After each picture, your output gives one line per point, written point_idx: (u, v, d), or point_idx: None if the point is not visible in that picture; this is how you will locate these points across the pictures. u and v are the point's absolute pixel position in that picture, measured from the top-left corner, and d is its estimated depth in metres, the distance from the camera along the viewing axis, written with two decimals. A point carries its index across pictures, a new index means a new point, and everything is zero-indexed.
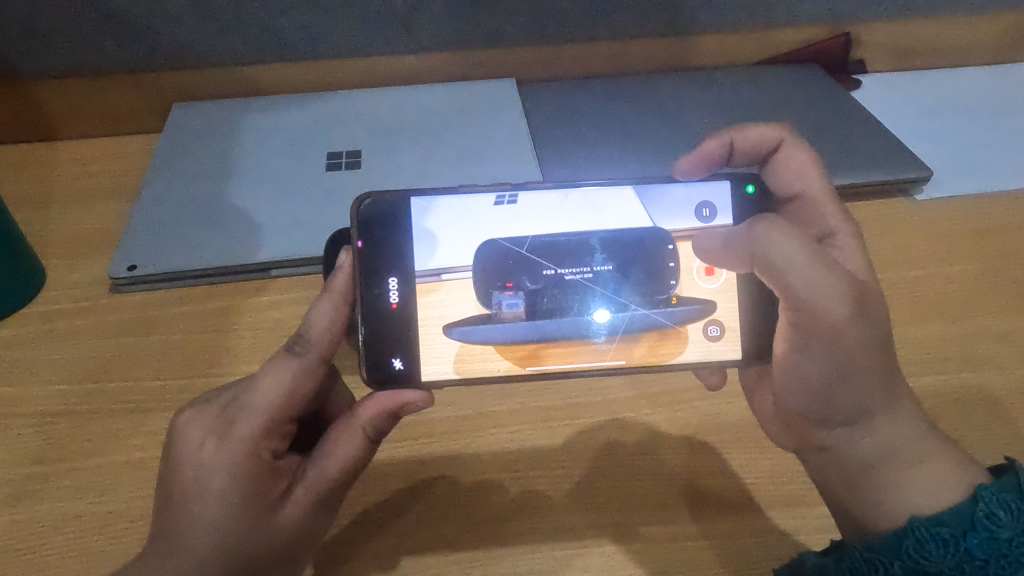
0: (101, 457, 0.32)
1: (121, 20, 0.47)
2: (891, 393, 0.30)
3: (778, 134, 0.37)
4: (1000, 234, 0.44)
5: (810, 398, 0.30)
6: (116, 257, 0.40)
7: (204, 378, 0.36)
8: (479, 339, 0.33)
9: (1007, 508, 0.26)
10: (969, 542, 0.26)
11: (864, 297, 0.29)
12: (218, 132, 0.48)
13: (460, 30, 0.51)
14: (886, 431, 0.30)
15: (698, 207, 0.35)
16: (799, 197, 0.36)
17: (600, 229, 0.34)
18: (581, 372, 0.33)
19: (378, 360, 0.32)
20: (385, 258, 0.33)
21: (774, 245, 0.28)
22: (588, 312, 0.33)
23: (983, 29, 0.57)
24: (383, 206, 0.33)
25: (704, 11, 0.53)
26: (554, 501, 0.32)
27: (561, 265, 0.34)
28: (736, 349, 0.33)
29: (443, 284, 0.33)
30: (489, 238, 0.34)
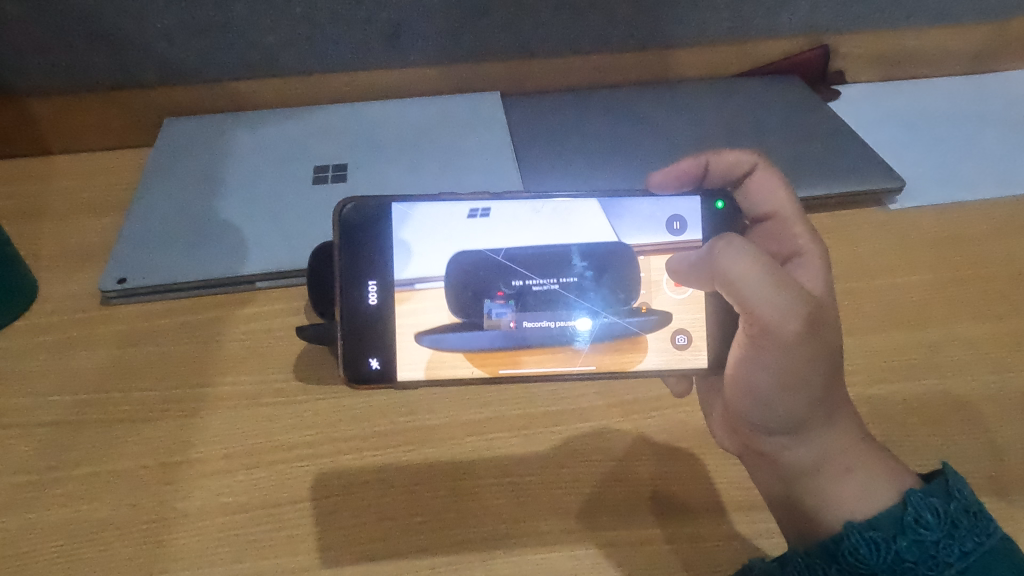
0: (87, 466, 0.33)
1: (112, 38, 0.48)
2: (832, 406, 0.32)
3: (749, 159, 0.38)
4: (972, 242, 0.45)
5: (757, 405, 0.32)
6: (106, 271, 0.41)
7: (187, 388, 0.36)
8: (450, 347, 0.34)
9: (933, 511, 0.28)
10: (899, 545, 0.28)
11: (818, 319, 0.30)
12: (208, 146, 0.49)
13: (445, 43, 0.53)
14: (821, 441, 0.32)
15: (668, 220, 0.36)
16: (772, 216, 0.37)
17: (568, 243, 0.35)
18: (557, 375, 0.34)
19: (355, 357, 0.33)
20: (365, 261, 0.34)
21: (732, 263, 0.30)
22: (563, 317, 0.35)
23: (959, 39, 0.58)
24: (365, 212, 0.33)
25: (684, 24, 0.54)
26: (528, 507, 0.32)
27: (532, 276, 0.35)
28: (703, 357, 0.34)
29: (416, 293, 0.34)
30: (461, 250, 0.35)
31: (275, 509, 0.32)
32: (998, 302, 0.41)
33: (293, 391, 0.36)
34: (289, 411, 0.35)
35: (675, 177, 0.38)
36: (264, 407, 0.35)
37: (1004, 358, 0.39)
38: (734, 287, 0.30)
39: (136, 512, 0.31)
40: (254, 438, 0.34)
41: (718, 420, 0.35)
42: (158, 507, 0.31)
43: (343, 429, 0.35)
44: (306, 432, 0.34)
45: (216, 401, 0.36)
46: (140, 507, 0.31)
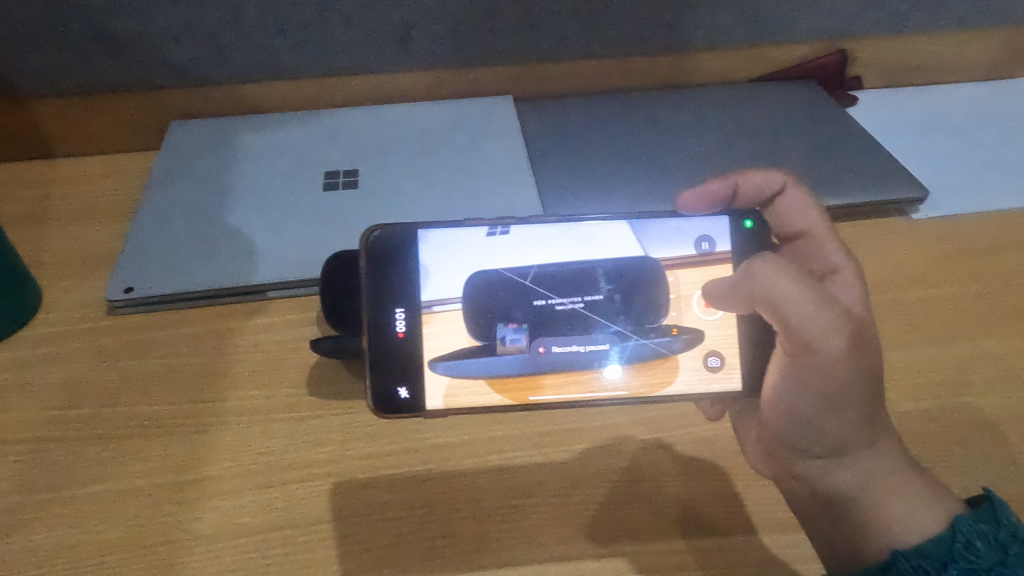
0: (94, 485, 0.32)
1: (118, 40, 0.47)
2: (874, 426, 0.31)
3: (779, 179, 0.37)
4: (998, 255, 0.44)
5: (795, 428, 0.32)
6: (112, 280, 0.40)
7: (196, 404, 0.35)
8: (466, 373, 0.33)
9: (983, 538, 0.28)
10: (950, 574, 0.27)
11: (857, 332, 0.30)
12: (215, 150, 0.48)
13: (458, 47, 0.51)
14: (865, 463, 0.31)
15: (697, 239, 0.35)
16: (805, 234, 0.36)
17: (594, 261, 0.35)
18: (586, 401, 0.33)
19: (383, 387, 0.32)
20: (394, 289, 0.33)
21: (770, 280, 0.29)
22: (590, 341, 0.34)
23: (979, 46, 0.57)
24: (391, 238, 0.33)
25: (700, 29, 0.53)
26: (550, 529, 0.31)
27: (554, 295, 0.34)
28: (737, 381, 0.33)
29: (435, 316, 0.33)
30: (478, 270, 0.34)
31: (289, 531, 0.30)
32: None
33: (306, 406, 0.35)
34: (302, 427, 0.34)
35: (703, 198, 0.38)
36: (277, 423, 0.34)
37: None
38: (774, 305, 0.29)
39: (145, 533, 0.30)
40: (267, 456, 0.33)
41: (752, 440, 0.34)
42: (168, 528, 0.30)
43: (360, 448, 0.33)
44: (320, 449, 0.33)
45: (227, 418, 0.35)
46: (149, 528, 0.30)
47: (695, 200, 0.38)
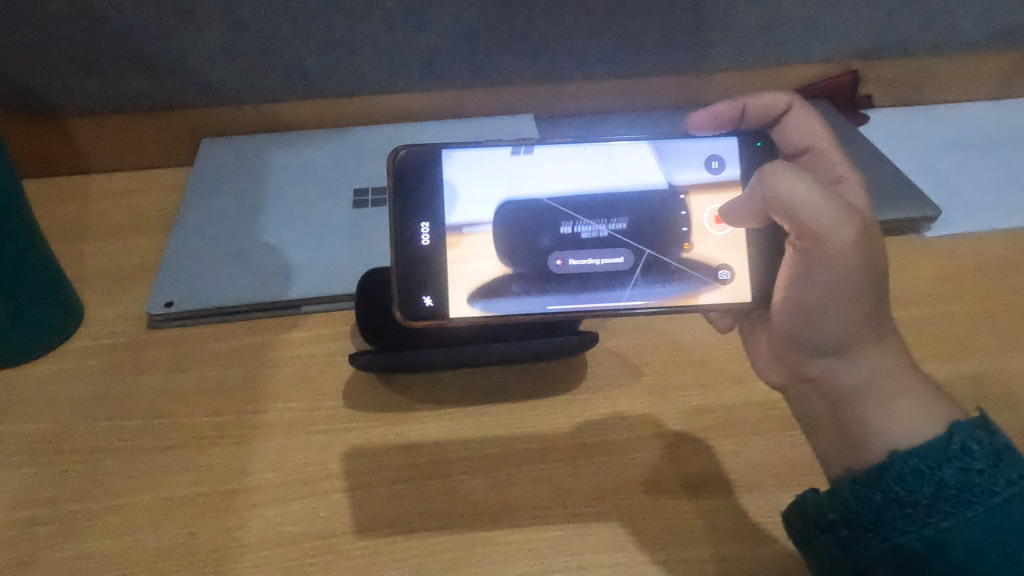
0: (143, 495, 0.33)
1: (153, 61, 0.48)
2: (879, 326, 0.33)
3: (785, 100, 0.40)
4: (1007, 272, 0.45)
5: (803, 325, 0.34)
6: (152, 294, 0.41)
7: (238, 415, 0.37)
8: (502, 311, 0.35)
9: (977, 441, 0.28)
10: (944, 472, 0.28)
11: (867, 233, 0.31)
12: (246, 167, 0.50)
13: (481, 69, 0.53)
14: (870, 360, 0.33)
15: (707, 159, 0.37)
16: (809, 150, 0.40)
17: (618, 186, 0.36)
18: (602, 312, 0.34)
19: (409, 298, 0.34)
20: (417, 201, 0.34)
21: (781, 181, 0.31)
22: (607, 255, 0.36)
23: (986, 66, 0.59)
24: (416, 156, 0.34)
25: (716, 51, 0.55)
26: (584, 539, 0.32)
27: (578, 221, 0.36)
28: (747, 293, 0.36)
29: (464, 237, 0.35)
30: (507, 197, 0.35)
31: (332, 539, 0.32)
32: None
33: (345, 418, 0.37)
34: (340, 438, 0.36)
35: (713, 119, 0.40)
36: (317, 434, 0.36)
37: None
38: (787, 202, 0.31)
39: (194, 541, 0.32)
40: (309, 467, 0.34)
41: (764, 354, 0.38)
42: (217, 536, 0.32)
43: (397, 459, 0.35)
44: (359, 460, 0.35)
45: (268, 429, 0.36)
46: (198, 536, 0.32)
47: (703, 120, 0.39)
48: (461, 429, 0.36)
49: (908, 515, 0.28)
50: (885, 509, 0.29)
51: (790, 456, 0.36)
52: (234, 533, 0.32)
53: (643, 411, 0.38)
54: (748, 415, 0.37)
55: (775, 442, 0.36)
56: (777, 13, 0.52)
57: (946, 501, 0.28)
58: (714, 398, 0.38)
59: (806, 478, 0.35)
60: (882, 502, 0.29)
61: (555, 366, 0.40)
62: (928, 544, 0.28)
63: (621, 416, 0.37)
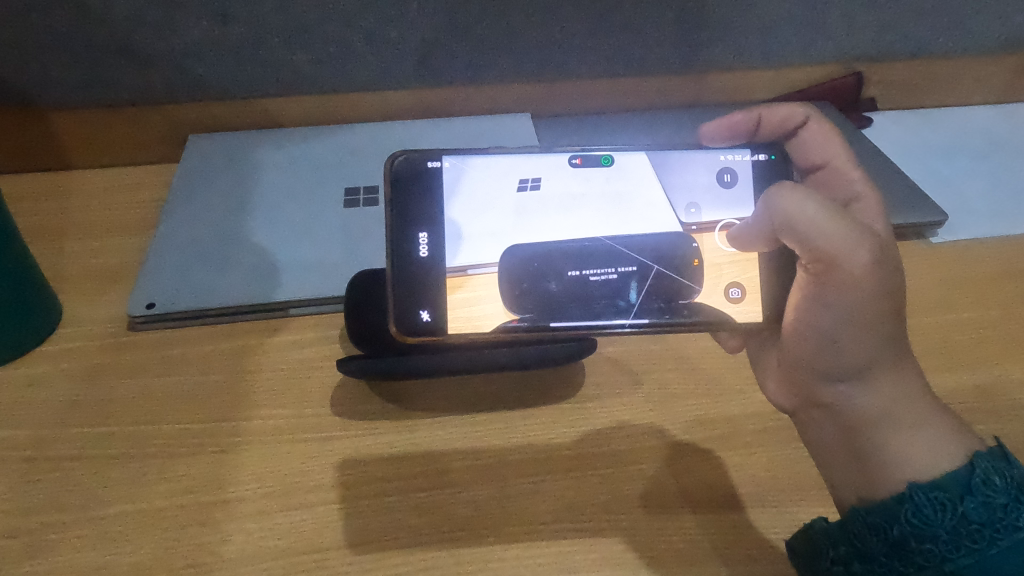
0: (118, 507, 0.32)
1: (139, 54, 0.47)
2: (897, 352, 0.32)
3: (801, 113, 0.40)
4: (1014, 280, 0.44)
5: (816, 349, 0.33)
6: (134, 294, 0.40)
7: (221, 423, 0.35)
8: None
9: (998, 473, 0.28)
10: (966, 506, 0.28)
11: (882, 253, 0.30)
12: (235, 164, 0.48)
13: (478, 66, 0.51)
14: (887, 388, 0.32)
15: (720, 171, 0.36)
16: (823, 166, 0.39)
17: (627, 231, 0.35)
18: (603, 328, 0.33)
19: (406, 311, 0.33)
20: (416, 211, 0.34)
21: (786, 201, 0.30)
22: (602, 269, 0.34)
23: (992, 69, 0.58)
24: (417, 164, 0.34)
25: (719, 50, 0.53)
26: (582, 557, 0.31)
27: (585, 267, 0.35)
28: (758, 311, 0.35)
29: (470, 279, 0.34)
30: (512, 243, 0.35)
31: (317, 555, 0.30)
32: None
33: (332, 425, 0.35)
34: (326, 448, 0.34)
35: (728, 129, 0.40)
36: (304, 442, 0.34)
37: None
38: (798, 225, 0.30)
39: (171, 556, 0.30)
40: (295, 478, 0.33)
41: (772, 378, 0.36)
42: (194, 551, 0.30)
43: (387, 470, 0.33)
44: (346, 471, 0.33)
45: (253, 437, 0.34)
46: (174, 550, 0.30)
47: (717, 130, 0.40)
48: (453, 438, 0.35)
49: (927, 549, 0.27)
50: (903, 543, 0.28)
51: (795, 468, 0.34)
52: (214, 548, 0.30)
53: (643, 420, 0.36)
54: (751, 425, 0.36)
55: (780, 454, 0.35)
56: (781, 13, 0.51)
57: (968, 536, 0.27)
58: (717, 407, 0.37)
59: (812, 492, 0.34)
60: (901, 536, 0.28)
61: (552, 372, 0.38)
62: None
63: (620, 425, 0.36)
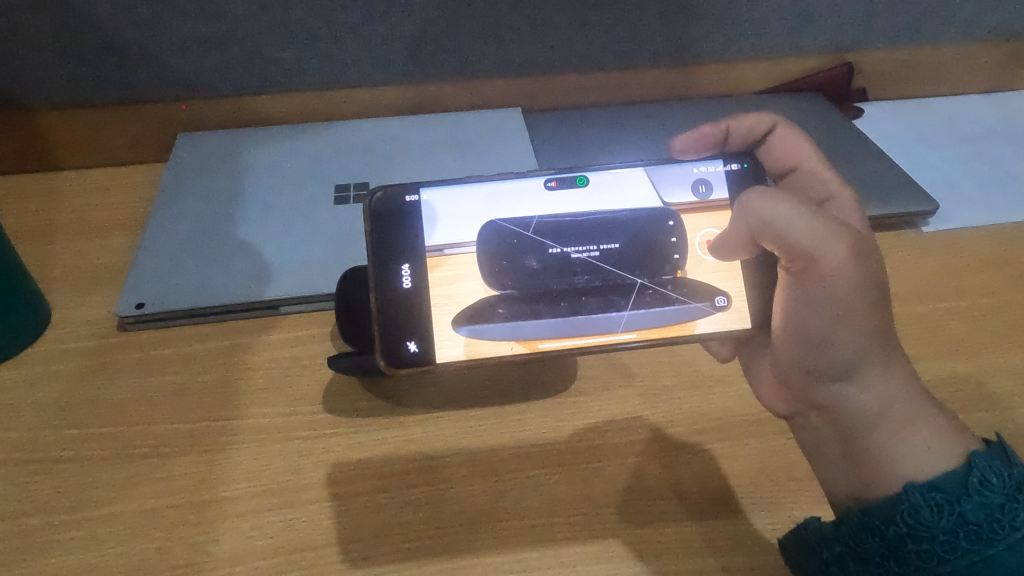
0: (108, 509, 0.31)
1: (124, 52, 0.46)
2: (885, 350, 0.31)
3: (769, 120, 0.40)
4: (1004, 268, 0.44)
5: (809, 350, 0.32)
6: (123, 295, 0.39)
7: (211, 422, 0.35)
8: (490, 336, 0.33)
9: (998, 474, 0.28)
10: (964, 507, 0.28)
11: (859, 245, 0.31)
12: (224, 163, 0.48)
13: (467, 60, 0.51)
14: (880, 387, 0.31)
15: (694, 183, 0.36)
16: (795, 170, 0.39)
17: (612, 209, 0.35)
18: (593, 347, 0.33)
19: (391, 342, 0.32)
20: (397, 245, 0.33)
21: (759, 204, 0.31)
22: (584, 245, 0.34)
23: (981, 57, 0.58)
24: (395, 200, 0.33)
25: (708, 42, 0.53)
26: (574, 550, 0.31)
27: (567, 244, 0.34)
28: (747, 317, 0.34)
29: (447, 259, 0.34)
30: (490, 220, 0.34)
31: (309, 553, 0.30)
32: None
33: (322, 424, 0.35)
34: (317, 446, 0.34)
35: (700, 140, 0.40)
36: (295, 441, 0.34)
37: None
38: (772, 225, 0.31)
39: (163, 556, 0.30)
40: (287, 476, 0.33)
41: (766, 385, 0.36)
42: (186, 551, 0.30)
43: (378, 467, 0.33)
44: (338, 469, 0.33)
45: (243, 437, 0.34)
46: (166, 551, 0.30)
47: (689, 143, 0.40)
48: (445, 433, 0.35)
49: (923, 550, 0.28)
50: (899, 544, 0.28)
51: (787, 461, 0.34)
52: (206, 548, 0.30)
53: (635, 414, 0.36)
54: (742, 417, 0.36)
55: (772, 446, 0.35)
56: (770, 4, 0.51)
57: (966, 537, 0.27)
58: (709, 400, 0.37)
59: (803, 483, 0.34)
60: (896, 537, 0.29)
61: (543, 368, 0.38)
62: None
63: (612, 420, 0.36)
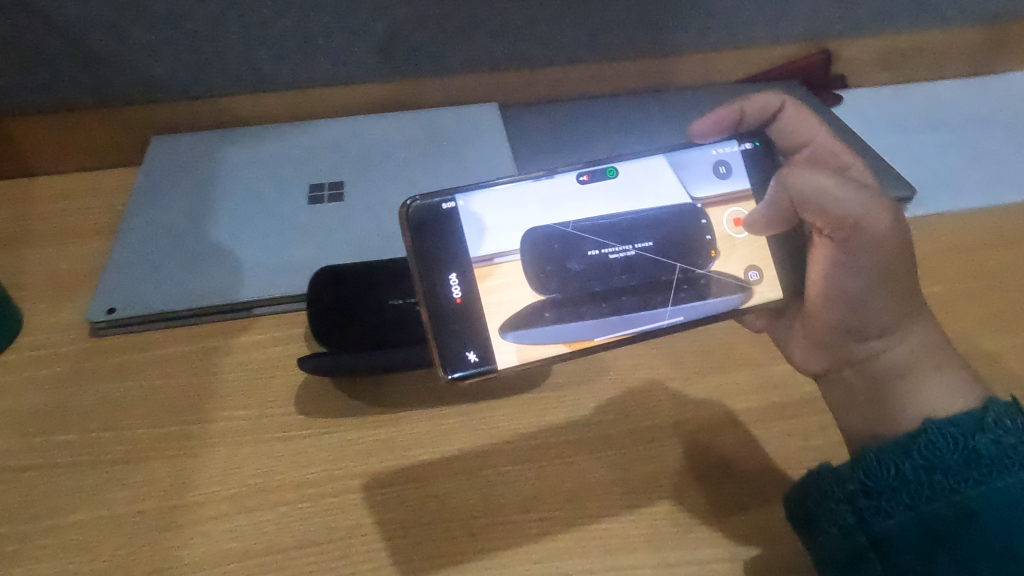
0: (77, 515, 0.31)
1: (93, 54, 0.46)
2: (915, 301, 0.33)
3: (778, 99, 0.40)
4: (982, 252, 0.44)
5: (846, 311, 0.34)
6: (95, 300, 0.39)
7: (184, 425, 0.35)
8: (539, 341, 0.32)
9: (1012, 418, 0.29)
10: (977, 442, 0.28)
11: (894, 208, 0.32)
12: (199, 164, 0.48)
13: (443, 55, 0.51)
14: (913, 338, 0.33)
15: (714, 164, 0.35)
16: (809, 144, 0.39)
17: (645, 208, 0.35)
18: (647, 332, 0.32)
19: (451, 355, 0.31)
20: (441, 256, 0.32)
21: (802, 178, 0.32)
22: (620, 245, 0.34)
23: (960, 40, 0.58)
24: (432, 208, 0.32)
25: (686, 32, 0.53)
26: (544, 546, 0.31)
27: (607, 245, 0.34)
28: (778, 288, 0.34)
29: (496, 267, 0.33)
30: (533, 226, 0.34)
31: (279, 555, 0.30)
32: (1014, 314, 0.41)
33: (295, 424, 0.35)
34: (289, 447, 0.34)
35: (715, 124, 0.40)
36: (267, 443, 0.34)
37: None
38: (815, 197, 0.32)
39: (133, 561, 0.30)
40: (258, 478, 0.32)
41: (797, 349, 0.37)
42: (155, 556, 0.30)
43: (351, 467, 0.33)
44: (310, 469, 0.33)
45: (215, 439, 0.34)
46: (136, 557, 0.30)
47: (705, 127, 0.39)
48: (419, 431, 0.35)
49: (936, 481, 0.28)
50: (913, 477, 0.28)
51: (760, 450, 0.34)
52: (176, 552, 0.30)
53: (610, 408, 0.36)
54: (716, 409, 0.36)
55: (744, 437, 0.35)
56: None
57: (976, 469, 0.28)
58: (684, 392, 0.37)
59: (777, 473, 0.34)
60: (911, 471, 0.29)
61: None
62: (957, 511, 0.27)
63: (586, 414, 0.36)
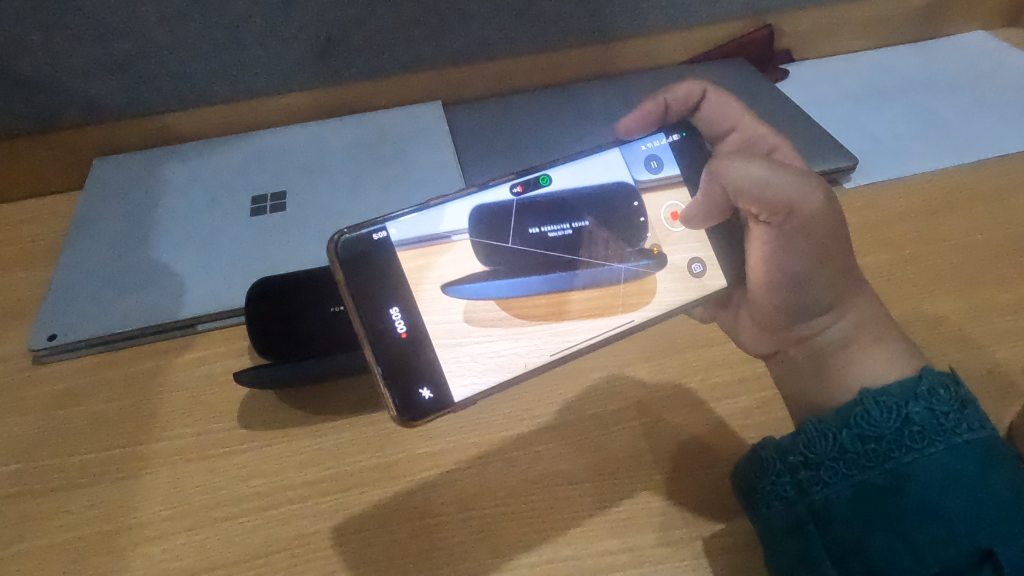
0: (19, 546, 0.31)
1: (24, 81, 0.45)
2: (852, 274, 0.34)
3: (699, 87, 0.41)
4: (926, 219, 0.44)
5: (790, 292, 0.34)
6: (35, 327, 0.39)
7: (127, 448, 0.34)
8: (484, 294, 0.33)
9: (946, 388, 0.29)
10: (910, 410, 0.28)
11: (827, 189, 0.33)
12: (139, 183, 0.47)
13: (379, 57, 0.50)
14: (853, 312, 0.34)
15: (645, 160, 0.36)
16: (733, 129, 0.41)
17: (576, 189, 0.36)
18: (599, 343, 0.32)
19: (404, 394, 0.30)
20: (382, 289, 0.31)
21: (732, 171, 0.32)
22: (555, 225, 0.35)
23: (901, 7, 0.58)
24: (363, 240, 0.31)
25: (624, 17, 0.53)
26: (487, 543, 0.31)
27: (545, 223, 0.35)
28: (721, 274, 0.35)
29: (455, 244, 0.33)
30: (479, 204, 0.34)
31: (219, 571, 0.30)
32: (958, 277, 0.41)
33: (236, 439, 0.35)
34: (230, 462, 0.34)
35: (642, 119, 0.41)
36: (209, 459, 0.34)
37: (968, 334, 0.38)
38: (748, 188, 0.32)
39: None
40: (199, 495, 0.32)
41: (747, 330, 0.37)
42: None
43: (293, 479, 0.33)
44: (252, 483, 0.33)
45: (157, 460, 0.34)
46: None
47: (633, 123, 0.41)
48: (361, 437, 0.35)
49: (871, 450, 0.28)
50: (850, 448, 0.28)
51: (703, 431, 0.34)
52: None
53: (554, 400, 0.36)
54: (660, 392, 0.36)
55: (689, 418, 0.35)
56: None
57: (909, 437, 0.28)
58: (628, 378, 0.37)
59: (720, 452, 0.34)
60: (848, 441, 0.28)
61: None
62: (891, 479, 0.27)
63: (529, 408, 0.36)
